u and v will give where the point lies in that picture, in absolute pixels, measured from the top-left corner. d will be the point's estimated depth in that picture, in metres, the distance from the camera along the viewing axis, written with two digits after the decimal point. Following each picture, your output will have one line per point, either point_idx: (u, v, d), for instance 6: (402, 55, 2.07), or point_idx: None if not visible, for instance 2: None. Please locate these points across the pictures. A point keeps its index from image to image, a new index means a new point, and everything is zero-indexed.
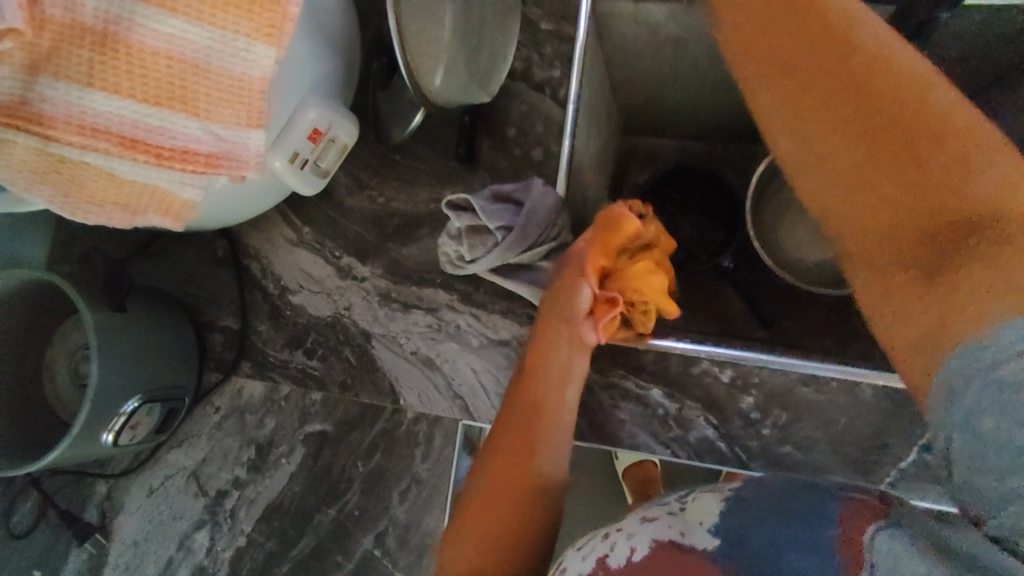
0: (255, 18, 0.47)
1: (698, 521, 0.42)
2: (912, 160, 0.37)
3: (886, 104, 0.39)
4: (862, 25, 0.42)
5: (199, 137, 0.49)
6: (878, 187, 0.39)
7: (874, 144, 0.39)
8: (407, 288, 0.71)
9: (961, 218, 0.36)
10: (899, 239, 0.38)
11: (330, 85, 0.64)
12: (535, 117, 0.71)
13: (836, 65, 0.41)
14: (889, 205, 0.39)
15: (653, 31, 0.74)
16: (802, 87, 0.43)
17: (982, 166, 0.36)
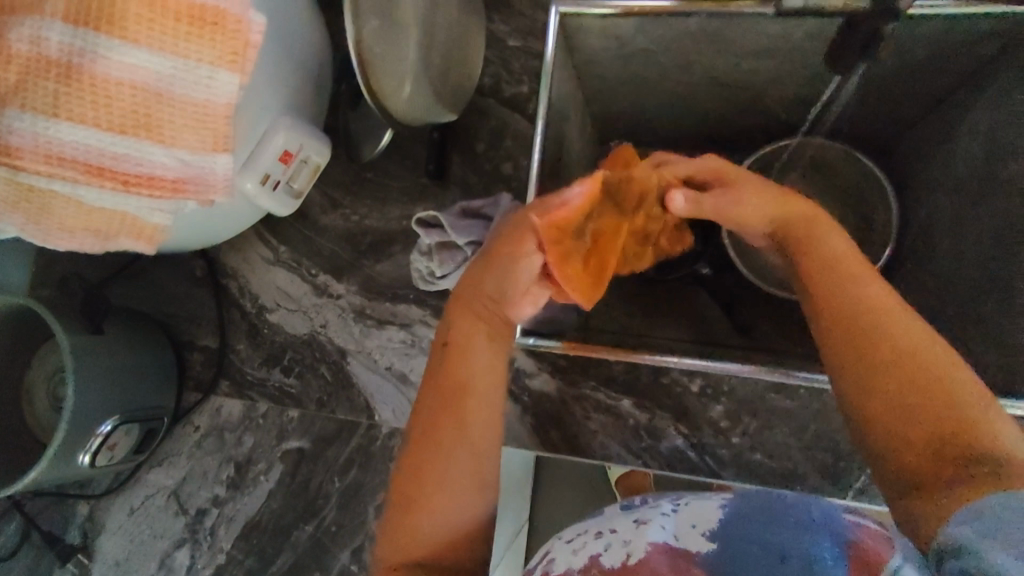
0: (218, 47, 0.48)
1: (692, 525, 0.41)
2: (914, 369, 0.38)
3: (850, 293, 0.42)
4: (822, 239, 0.46)
5: (165, 163, 0.50)
6: (886, 379, 0.39)
7: (860, 339, 0.41)
8: (381, 304, 0.72)
9: (953, 420, 0.37)
10: (885, 394, 0.39)
11: (300, 106, 0.65)
12: (503, 132, 0.72)
13: (815, 242, 0.46)
14: (890, 344, 0.39)
15: (619, 45, 0.75)
16: (812, 265, 0.45)
17: (966, 381, 0.38)
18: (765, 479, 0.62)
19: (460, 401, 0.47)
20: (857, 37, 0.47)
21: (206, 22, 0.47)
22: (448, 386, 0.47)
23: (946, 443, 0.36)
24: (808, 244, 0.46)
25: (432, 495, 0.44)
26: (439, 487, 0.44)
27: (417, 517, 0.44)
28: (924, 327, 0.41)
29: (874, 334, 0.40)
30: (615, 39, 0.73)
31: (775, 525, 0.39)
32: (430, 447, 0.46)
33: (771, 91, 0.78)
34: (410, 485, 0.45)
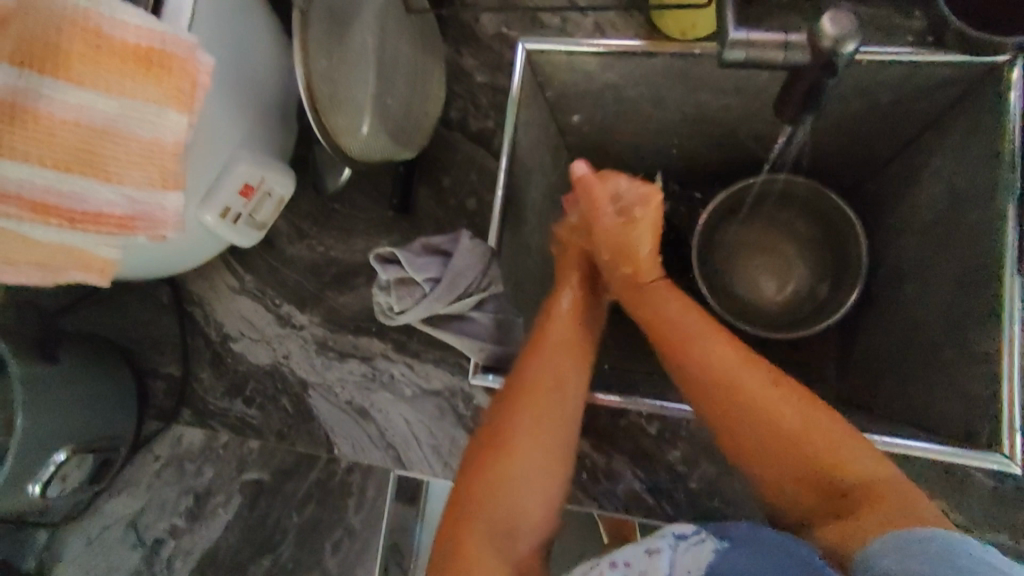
0: (164, 86, 0.49)
1: (686, 570, 0.46)
2: (792, 445, 0.53)
3: (748, 403, 0.55)
4: (719, 354, 0.58)
5: (112, 200, 0.50)
6: (786, 462, 0.53)
7: (769, 426, 0.54)
8: (344, 336, 0.71)
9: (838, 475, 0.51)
10: (794, 478, 0.52)
11: (262, 140, 0.65)
12: (469, 167, 0.73)
13: (698, 353, 0.58)
14: (779, 433, 0.53)
15: (589, 81, 0.75)
16: (708, 371, 0.57)
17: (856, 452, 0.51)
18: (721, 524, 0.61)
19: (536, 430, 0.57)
20: (804, 82, 0.50)
21: (153, 64, 0.48)
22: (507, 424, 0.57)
23: (841, 496, 0.50)
24: (707, 354, 0.58)
25: (507, 498, 0.54)
26: (500, 500, 0.54)
27: (478, 526, 0.52)
28: (813, 406, 0.54)
29: (791, 441, 0.53)
30: (584, 74, 0.74)
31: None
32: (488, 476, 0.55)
33: (747, 127, 0.79)
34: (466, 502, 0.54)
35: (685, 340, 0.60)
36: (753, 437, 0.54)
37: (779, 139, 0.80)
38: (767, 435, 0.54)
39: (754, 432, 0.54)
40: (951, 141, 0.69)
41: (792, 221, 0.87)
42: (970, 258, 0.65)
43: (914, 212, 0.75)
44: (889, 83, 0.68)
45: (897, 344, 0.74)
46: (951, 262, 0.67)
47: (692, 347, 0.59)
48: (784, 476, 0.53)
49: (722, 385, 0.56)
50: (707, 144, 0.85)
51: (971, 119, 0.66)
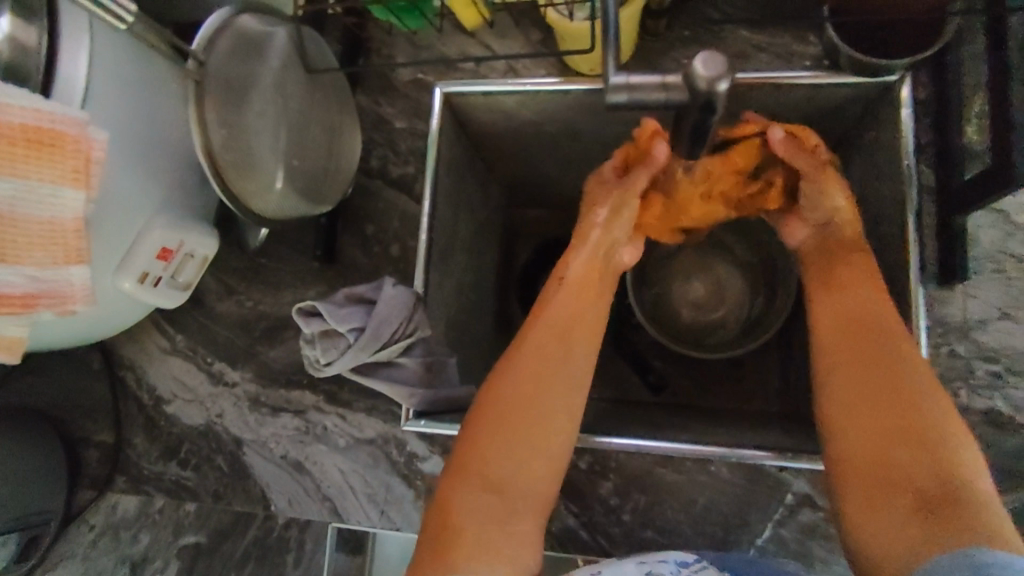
0: (59, 166, 0.48)
1: None
2: (897, 406, 0.49)
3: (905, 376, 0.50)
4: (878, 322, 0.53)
5: (13, 281, 0.49)
6: (881, 418, 0.49)
7: (883, 424, 0.48)
8: (276, 391, 0.71)
9: (927, 444, 0.47)
10: (877, 474, 0.47)
11: (183, 200, 0.65)
12: (392, 213, 0.73)
13: (869, 302, 0.53)
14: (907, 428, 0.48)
15: (507, 120, 0.77)
16: (853, 355, 0.52)
17: (961, 443, 0.47)
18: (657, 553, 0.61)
19: (551, 382, 0.53)
20: (687, 121, 0.51)
21: (44, 143, 0.47)
22: (511, 415, 0.52)
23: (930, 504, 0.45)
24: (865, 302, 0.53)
25: (483, 499, 0.50)
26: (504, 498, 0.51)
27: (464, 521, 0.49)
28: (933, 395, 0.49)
29: (908, 428, 0.48)
30: (502, 114, 0.76)
31: None
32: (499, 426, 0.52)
33: None
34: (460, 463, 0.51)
35: (850, 291, 0.55)
36: (863, 401, 0.50)
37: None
38: (844, 419, 0.50)
39: (888, 410, 0.49)
40: (860, 156, 0.72)
41: (728, 238, 0.89)
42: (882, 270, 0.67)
43: None
44: (793, 105, 0.71)
45: None
46: (869, 273, 0.70)
47: (855, 319, 0.53)
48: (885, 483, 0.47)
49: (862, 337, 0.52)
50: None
51: (874, 135, 0.69)
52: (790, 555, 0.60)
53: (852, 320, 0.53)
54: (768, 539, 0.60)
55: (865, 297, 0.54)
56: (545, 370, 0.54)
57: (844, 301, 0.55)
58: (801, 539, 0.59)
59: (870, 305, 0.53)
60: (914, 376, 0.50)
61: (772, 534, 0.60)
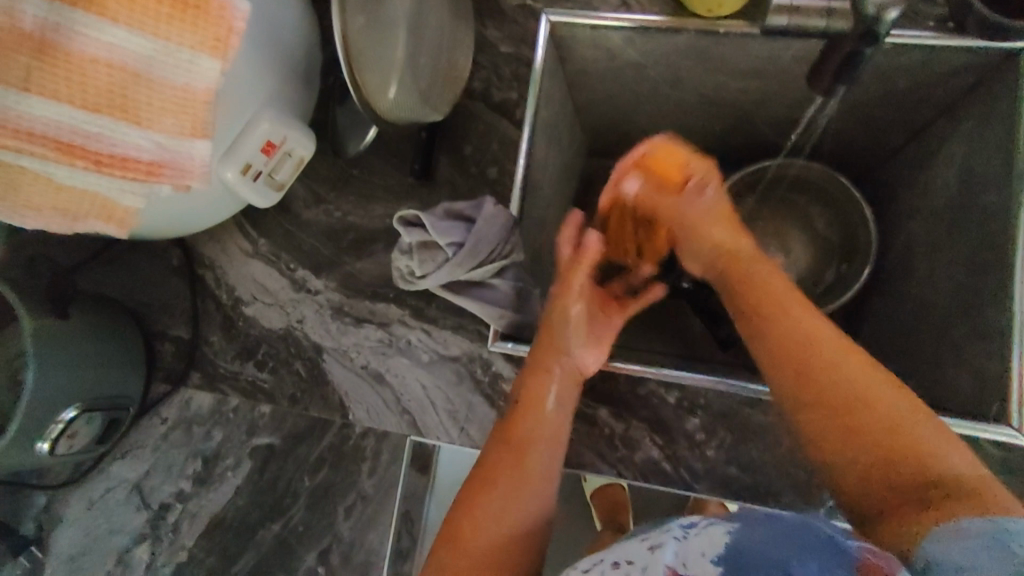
0: (200, 32, 0.47)
1: (700, 552, 0.44)
2: (868, 403, 0.51)
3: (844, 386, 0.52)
4: (822, 331, 0.56)
5: (141, 145, 0.48)
6: (861, 421, 0.51)
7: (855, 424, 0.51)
8: (360, 302, 0.71)
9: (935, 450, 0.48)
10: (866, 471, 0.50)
11: (288, 99, 0.64)
12: (492, 137, 0.72)
13: (792, 310, 0.58)
14: (882, 421, 0.50)
15: (609, 59, 0.75)
16: (824, 364, 0.54)
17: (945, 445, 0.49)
18: (738, 492, 0.62)
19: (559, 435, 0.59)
20: (839, 53, 0.51)
21: (189, 5, 0.46)
22: (517, 438, 0.57)
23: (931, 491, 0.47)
24: (788, 334, 0.56)
25: (484, 510, 0.54)
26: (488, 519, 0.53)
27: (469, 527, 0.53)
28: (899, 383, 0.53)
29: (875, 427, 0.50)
30: (606, 52, 0.74)
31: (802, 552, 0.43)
32: (523, 466, 0.56)
33: (762, 110, 0.81)
34: (463, 502, 0.54)
35: (806, 308, 0.58)
36: (828, 416, 0.52)
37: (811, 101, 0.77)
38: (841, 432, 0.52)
39: (850, 404, 0.52)
40: (966, 127, 0.70)
41: (808, 207, 0.88)
42: (981, 239, 0.66)
43: (924, 196, 0.77)
44: (907, 67, 0.69)
45: (906, 326, 0.75)
46: (963, 242, 0.69)
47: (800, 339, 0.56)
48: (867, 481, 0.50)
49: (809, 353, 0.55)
50: (719, 126, 0.86)
51: (982, 107, 0.68)
52: None
53: (807, 336, 0.56)
54: None
55: (801, 320, 0.57)
56: (548, 427, 0.58)
57: (788, 312, 0.58)
58: None
59: (811, 318, 0.57)
60: (877, 378, 0.53)
61: None
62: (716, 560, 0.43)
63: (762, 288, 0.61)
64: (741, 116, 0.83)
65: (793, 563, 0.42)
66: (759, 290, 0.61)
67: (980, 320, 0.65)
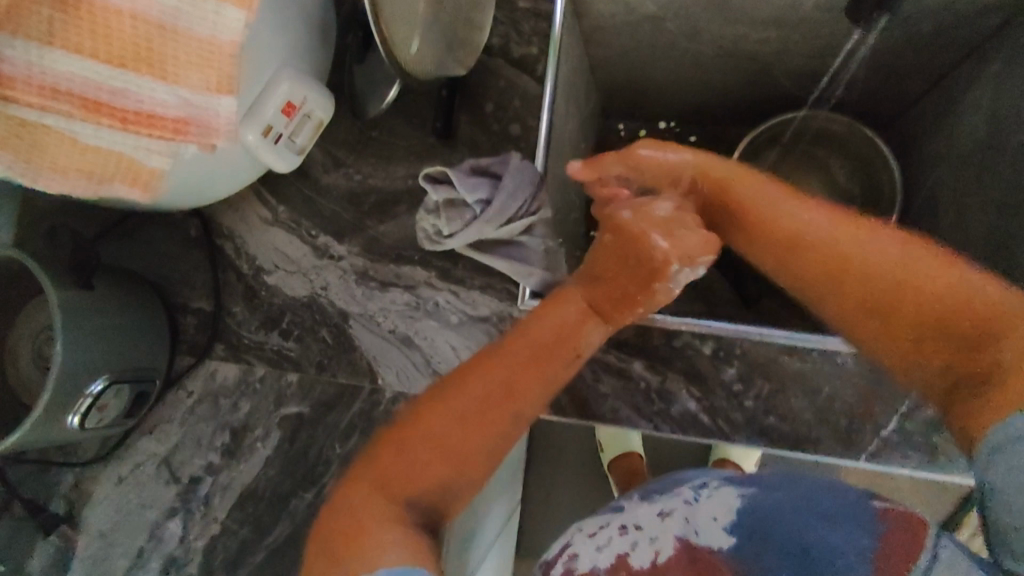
0: None
1: (712, 517, 0.46)
2: (902, 282, 0.45)
3: (880, 263, 0.47)
4: (809, 231, 0.50)
5: (167, 102, 0.47)
6: (896, 307, 0.46)
7: (901, 312, 0.45)
8: (385, 266, 0.69)
9: (967, 298, 0.43)
10: (925, 345, 0.44)
11: (305, 58, 0.63)
12: (513, 93, 0.70)
13: (778, 219, 0.51)
14: (921, 315, 0.44)
15: (628, 11, 0.73)
16: (824, 259, 0.49)
17: (993, 324, 0.40)
18: (776, 440, 0.62)
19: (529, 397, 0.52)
20: None
21: None
22: (481, 389, 0.50)
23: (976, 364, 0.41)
24: (778, 226, 0.51)
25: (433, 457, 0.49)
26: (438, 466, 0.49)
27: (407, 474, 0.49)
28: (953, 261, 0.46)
29: (921, 311, 0.44)
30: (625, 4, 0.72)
31: (817, 517, 0.42)
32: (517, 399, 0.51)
33: (783, 61, 0.80)
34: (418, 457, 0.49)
35: (775, 199, 0.52)
36: (873, 317, 0.47)
37: (836, 49, 0.75)
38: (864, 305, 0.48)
39: (876, 292, 0.46)
40: (995, 68, 0.68)
41: (828, 160, 0.87)
42: (1014, 180, 0.65)
43: (949, 142, 0.75)
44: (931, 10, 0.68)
45: None
46: (995, 185, 0.68)
47: (796, 237, 0.50)
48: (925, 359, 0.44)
49: (800, 249, 0.50)
50: (739, 80, 0.85)
51: (1014, 46, 0.66)
52: (913, 448, 0.59)
53: (794, 240, 0.50)
54: (893, 431, 0.59)
55: (782, 211, 0.51)
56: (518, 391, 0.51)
57: (774, 215, 0.51)
58: (925, 433, 0.58)
59: (800, 215, 0.50)
60: (885, 260, 0.46)
61: (897, 427, 0.59)
62: (728, 527, 0.44)
63: (731, 198, 0.54)
64: (761, 68, 0.81)
65: (812, 536, 0.40)
66: (730, 203, 0.54)
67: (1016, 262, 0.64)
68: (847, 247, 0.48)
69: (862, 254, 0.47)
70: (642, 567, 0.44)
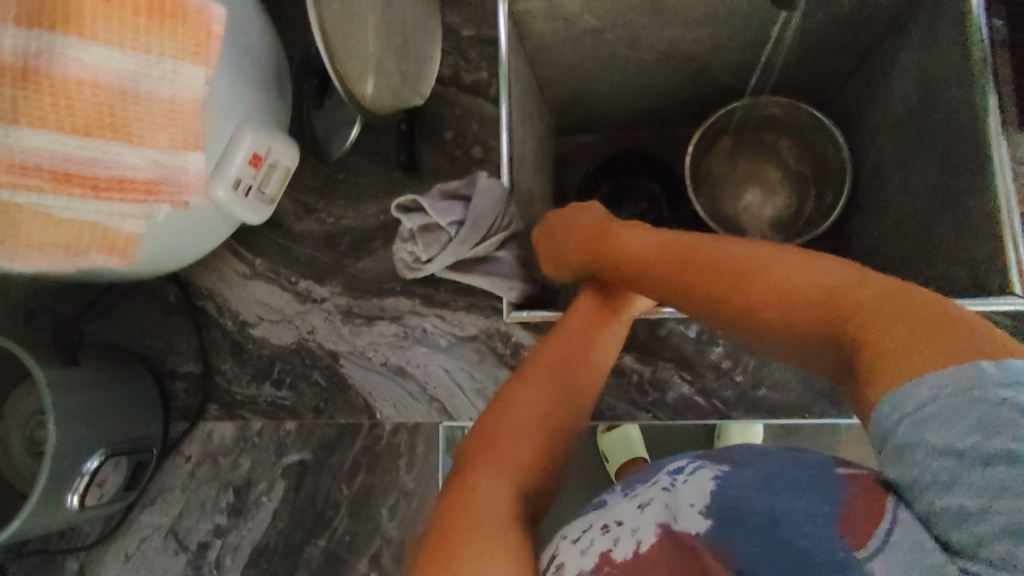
0: (180, 39, 0.46)
1: (689, 504, 0.38)
2: (795, 290, 0.42)
3: (819, 280, 0.40)
4: (699, 242, 0.48)
5: (136, 164, 0.47)
6: (790, 308, 0.41)
7: (807, 302, 0.41)
8: (368, 301, 0.70)
9: (878, 296, 0.37)
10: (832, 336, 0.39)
11: (264, 112, 0.64)
12: (470, 118, 0.73)
13: (662, 246, 0.50)
14: (824, 300, 0.40)
15: (568, 28, 0.77)
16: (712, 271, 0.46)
17: (898, 296, 0.37)
18: (774, 413, 0.63)
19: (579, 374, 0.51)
20: None
21: (165, 14, 0.45)
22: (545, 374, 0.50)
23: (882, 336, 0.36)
24: (657, 248, 0.50)
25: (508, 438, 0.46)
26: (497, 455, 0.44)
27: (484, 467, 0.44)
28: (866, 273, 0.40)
29: (820, 299, 0.40)
30: (563, 21, 0.76)
31: (796, 492, 0.35)
32: (570, 386, 0.50)
33: (719, 57, 0.84)
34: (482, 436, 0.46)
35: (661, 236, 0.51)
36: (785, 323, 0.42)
37: (766, 39, 0.80)
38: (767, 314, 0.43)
39: (771, 296, 0.43)
40: (912, 36, 0.73)
41: (776, 142, 0.91)
42: (950, 132, 0.69)
43: (885, 108, 0.79)
44: None
45: (895, 232, 0.78)
46: (932, 140, 0.72)
47: (676, 260, 0.48)
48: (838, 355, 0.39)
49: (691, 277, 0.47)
50: (682, 82, 0.89)
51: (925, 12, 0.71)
52: None
53: (676, 262, 0.48)
54: None
55: (662, 241, 0.50)
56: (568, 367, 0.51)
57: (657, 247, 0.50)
58: None
59: (675, 242, 0.49)
60: (773, 259, 0.44)
61: None
62: (704, 513, 0.37)
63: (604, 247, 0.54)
64: (698, 66, 0.86)
65: (784, 509, 0.34)
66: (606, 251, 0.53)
67: (964, 207, 0.67)
68: (726, 260, 0.46)
69: (742, 258, 0.45)
70: (625, 561, 0.37)
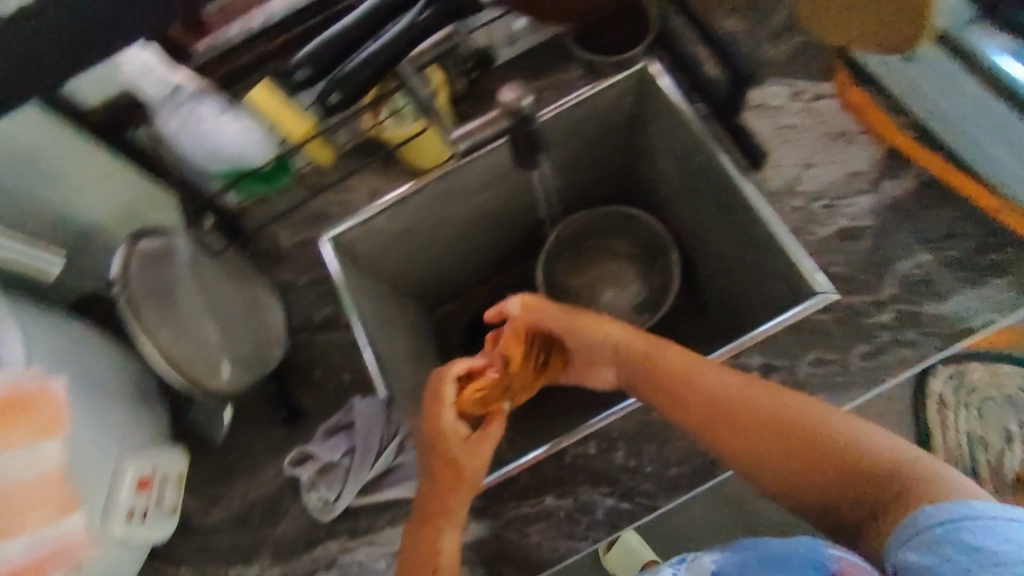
0: (29, 427, 0.50)
1: None
2: (748, 407, 0.54)
3: (805, 423, 0.52)
4: (695, 374, 0.57)
5: (15, 553, 0.49)
6: (760, 449, 0.53)
7: (782, 433, 0.52)
8: (297, 562, 0.71)
9: (812, 438, 0.51)
10: (792, 463, 0.52)
11: (137, 435, 0.67)
12: (329, 350, 0.80)
13: (657, 359, 0.58)
14: (786, 436, 0.52)
15: (384, 239, 0.86)
16: (711, 394, 0.55)
17: (860, 439, 0.50)
18: (691, 486, 0.66)
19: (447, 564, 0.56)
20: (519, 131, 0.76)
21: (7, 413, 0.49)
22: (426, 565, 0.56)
23: (852, 478, 0.49)
24: (645, 358, 0.59)
25: None
26: None
27: None
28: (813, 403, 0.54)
29: (797, 425, 0.52)
30: (375, 238, 0.85)
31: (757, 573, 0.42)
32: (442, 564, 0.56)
33: (518, 202, 0.94)
34: None
35: (653, 341, 0.59)
36: (737, 429, 0.54)
37: (537, 183, 0.91)
38: (714, 431, 0.55)
39: (706, 410, 0.55)
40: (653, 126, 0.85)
41: (608, 240, 1.01)
42: (715, 191, 0.80)
43: (667, 185, 0.92)
44: (579, 119, 0.84)
45: (729, 277, 0.87)
46: (705, 202, 0.84)
47: (653, 365, 0.58)
48: (765, 462, 0.53)
49: (673, 387, 0.57)
50: (502, 235, 0.99)
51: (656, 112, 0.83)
52: None
53: (666, 378, 0.57)
54: None
55: (667, 349, 0.59)
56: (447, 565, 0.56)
57: (666, 358, 0.58)
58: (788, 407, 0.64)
59: (677, 354, 0.58)
60: (729, 379, 0.56)
61: None
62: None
63: (601, 346, 0.61)
64: (507, 218, 0.96)
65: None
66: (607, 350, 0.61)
67: (752, 241, 0.76)
68: (709, 380, 0.56)
69: (722, 384, 0.55)
70: None
